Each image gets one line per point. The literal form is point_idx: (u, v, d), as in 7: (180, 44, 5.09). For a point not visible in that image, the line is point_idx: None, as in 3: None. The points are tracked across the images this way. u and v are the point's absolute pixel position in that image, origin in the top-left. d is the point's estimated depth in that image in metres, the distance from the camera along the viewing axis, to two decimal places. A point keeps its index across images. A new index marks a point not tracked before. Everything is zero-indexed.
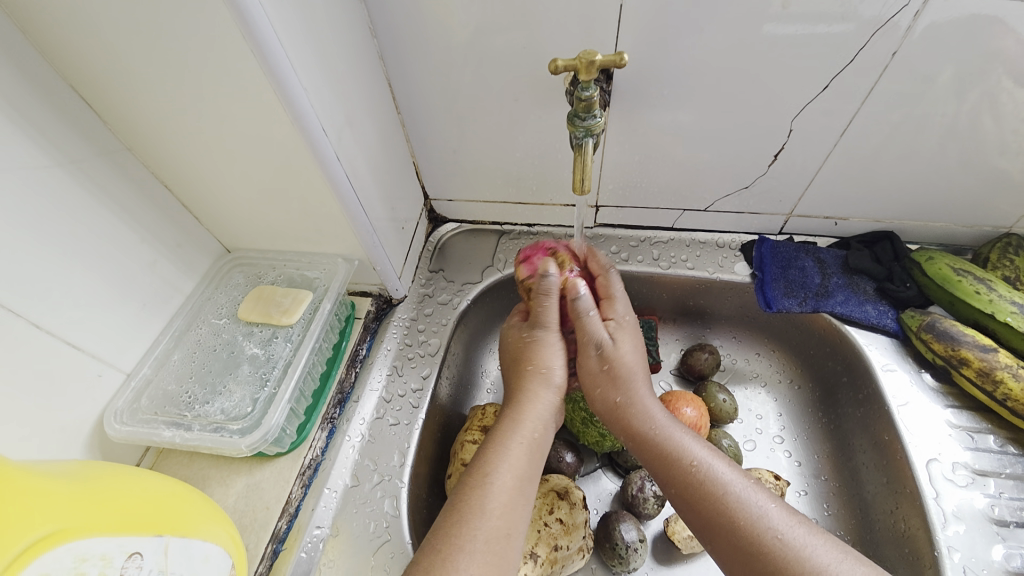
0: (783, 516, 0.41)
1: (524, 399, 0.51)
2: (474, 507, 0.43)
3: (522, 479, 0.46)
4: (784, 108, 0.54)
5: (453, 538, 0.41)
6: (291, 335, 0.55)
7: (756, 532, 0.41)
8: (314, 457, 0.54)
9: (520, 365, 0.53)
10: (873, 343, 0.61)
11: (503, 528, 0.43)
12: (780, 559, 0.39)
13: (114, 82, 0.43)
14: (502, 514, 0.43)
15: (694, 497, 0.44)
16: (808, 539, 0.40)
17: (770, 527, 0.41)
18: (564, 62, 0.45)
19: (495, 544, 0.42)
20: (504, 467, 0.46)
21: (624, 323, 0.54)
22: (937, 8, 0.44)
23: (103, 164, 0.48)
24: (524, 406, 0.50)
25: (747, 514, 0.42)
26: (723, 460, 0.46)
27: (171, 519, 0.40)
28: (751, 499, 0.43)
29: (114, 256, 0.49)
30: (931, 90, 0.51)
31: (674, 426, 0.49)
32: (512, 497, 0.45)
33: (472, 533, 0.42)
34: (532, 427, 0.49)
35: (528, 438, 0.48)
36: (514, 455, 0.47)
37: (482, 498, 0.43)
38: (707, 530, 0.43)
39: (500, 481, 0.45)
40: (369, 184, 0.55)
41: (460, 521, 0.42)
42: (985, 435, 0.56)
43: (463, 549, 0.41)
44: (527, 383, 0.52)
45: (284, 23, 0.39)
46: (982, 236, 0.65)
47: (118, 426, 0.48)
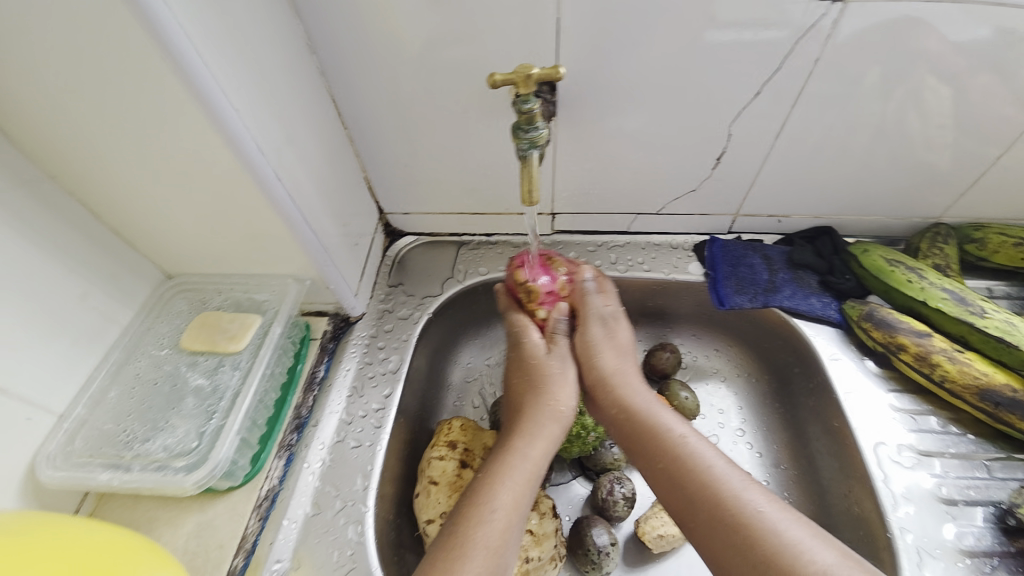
0: (760, 495, 0.43)
1: (526, 424, 0.52)
2: (473, 532, 0.43)
3: (522, 504, 0.46)
4: (723, 112, 0.56)
5: (451, 565, 0.41)
6: (239, 362, 0.53)
7: (737, 507, 0.42)
8: (271, 488, 0.52)
9: (528, 391, 0.55)
10: (819, 334, 0.64)
11: (501, 558, 0.43)
12: (758, 534, 0.40)
13: (26, 106, 0.40)
14: (501, 532, 0.44)
15: (676, 476, 0.46)
16: (779, 514, 0.42)
17: (749, 502, 0.42)
18: (502, 76, 0.45)
19: (488, 560, 0.42)
20: (503, 488, 0.47)
21: (620, 313, 0.60)
22: (853, 14, 0.47)
23: (21, 192, 0.44)
24: (526, 429, 0.51)
25: (726, 490, 0.43)
26: (706, 444, 0.48)
27: (110, 569, 0.38)
28: (731, 478, 0.44)
29: (39, 289, 0.46)
30: (856, 91, 0.54)
31: (659, 412, 0.51)
32: (511, 515, 0.45)
33: (467, 553, 0.42)
34: (537, 454, 0.50)
35: (531, 462, 0.49)
36: (516, 479, 0.48)
37: (482, 531, 0.44)
38: (688, 513, 0.44)
39: (500, 518, 0.45)
40: (317, 202, 0.54)
41: (459, 553, 0.42)
42: (928, 416, 0.59)
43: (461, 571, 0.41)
44: (533, 413, 0.53)
45: (209, 40, 0.38)
46: (913, 226, 0.69)
47: (50, 472, 0.45)
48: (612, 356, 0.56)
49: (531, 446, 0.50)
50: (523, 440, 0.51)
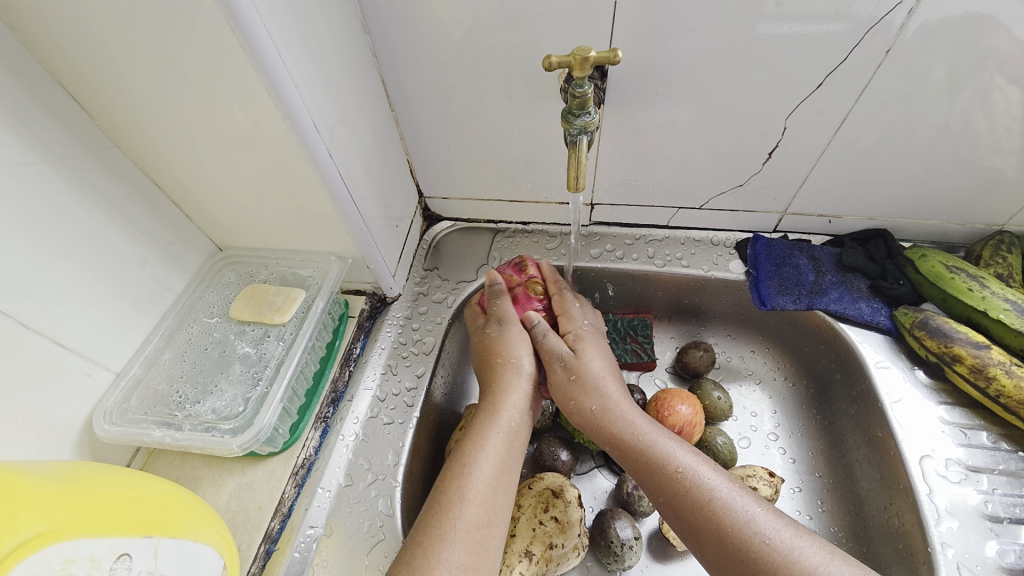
0: (769, 519, 0.41)
1: (501, 389, 0.53)
2: (455, 496, 0.44)
3: (505, 468, 0.48)
4: (778, 106, 0.54)
5: (438, 530, 0.42)
6: (283, 334, 0.55)
7: (743, 537, 0.41)
8: (307, 456, 0.54)
9: (489, 358, 0.56)
10: (866, 341, 0.61)
11: (487, 516, 0.44)
12: (770, 564, 0.39)
13: (103, 79, 0.42)
14: (484, 502, 0.45)
15: (675, 505, 0.44)
16: (794, 541, 0.40)
17: (757, 531, 0.41)
18: (558, 58, 0.44)
19: (478, 531, 0.43)
20: (485, 457, 0.47)
21: (585, 333, 0.58)
22: (929, 7, 0.44)
23: (92, 160, 0.47)
24: (505, 391, 0.53)
25: (731, 520, 0.42)
26: (704, 463, 0.46)
27: (161, 520, 0.40)
28: (736, 504, 0.43)
29: (104, 254, 0.49)
30: (923, 88, 0.51)
31: (656, 433, 0.49)
32: (495, 484, 0.46)
33: (454, 521, 0.43)
34: (512, 415, 0.51)
35: (509, 427, 0.50)
36: (496, 447, 0.48)
37: (465, 488, 0.45)
38: (692, 537, 0.43)
39: (482, 478, 0.46)
40: (363, 181, 0.55)
41: (448, 507, 0.44)
42: (978, 431, 0.56)
43: (447, 534, 0.42)
44: (504, 385, 0.53)
45: (274, 18, 0.39)
46: (974, 233, 0.65)
47: (107, 427, 0.48)
48: (594, 364, 0.54)
49: (510, 415, 0.51)
50: (502, 409, 0.51)
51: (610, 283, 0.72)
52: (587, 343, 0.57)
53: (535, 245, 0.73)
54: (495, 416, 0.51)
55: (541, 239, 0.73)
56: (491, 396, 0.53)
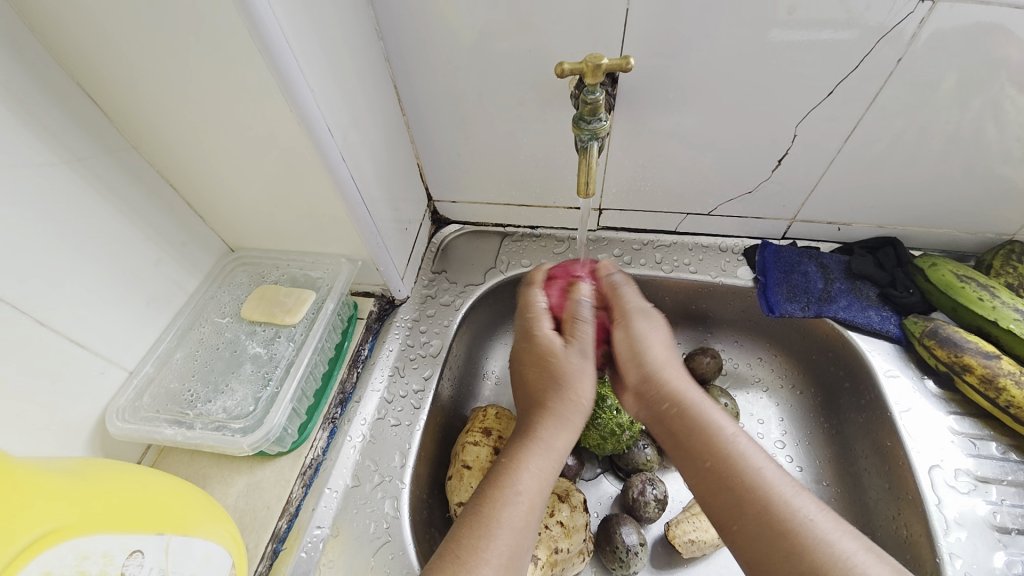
0: (809, 505, 0.40)
1: (553, 405, 0.48)
2: (498, 520, 0.42)
3: (547, 490, 0.45)
4: (788, 113, 0.54)
5: (480, 551, 0.40)
6: (294, 335, 0.55)
7: (783, 514, 0.39)
8: (315, 457, 0.54)
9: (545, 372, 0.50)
10: (875, 349, 0.61)
11: (524, 538, 0.42)
12: (806, 542, 0.38)
13: (122, 81, 0.43)
14: (524, 523, 0.42)
15: (724, 480, 0.42)
16: (834, 528, 0.38)
17: (797, 512, 0.39)
18: (569, 66, 0.45)
19: (513, 552, 0.41)
20: (530, 477, 0.44)
21: (642, 309, 0.54)
22: (941, 16, 0.45)
23: (109, 161, 0.48)
24: (557, 410, 0.48)
25: (778, 496, 0.40)
26: (755, 446, 0.44)
27: (173, 517, 0.40)
28: (783, 485, 0.41)
29: (120, 254, 0.49)
30: (934, 97, 0.51)
31: (708, 403, 0.47)
32: (536, 506, 0.43)
33: (492, 542, 0.41)
34: (566, 437, 0.47)
35: (560, 451, 0.47)
36: (541, 467, 0.45)
37: (508, 513, 0.42)
38: (730, 508, 0.41)
39: (526, 498, 0.43)
40: (374, 185, 0.55)
41: (484, 533, 0.41)
42: (987, 442, 0.56)
43: (487, 562, 0.40)
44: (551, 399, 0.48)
45: (292, 24, 0.40)
46: (985, 243, 0.65)
47: (120, 424, 0.48)
48: (660, 350, 0.51)
49: (555, 434, 0.47)
50: (550, 429, 0.47)
51: None
52: (643, 318, 0.53)
53: (542, 249, 0.73)
54: (544, 433, 0.47)
55: (549, 243, 0.73)
56: (543, 414, 0.48)
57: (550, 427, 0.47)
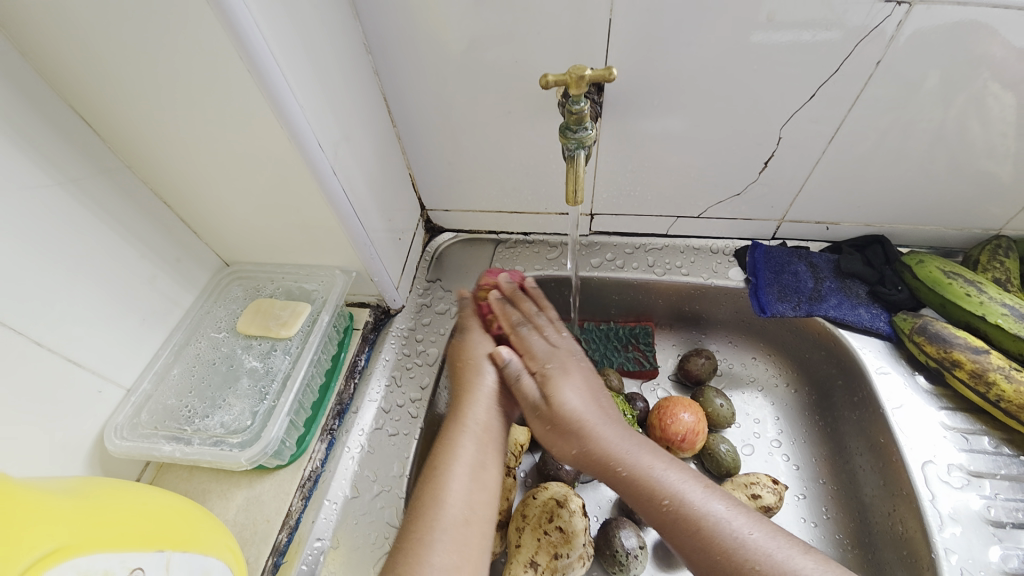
0: (733, 517, 0.42)
1: (470, 390, 0.53)
2: (433, 507, 0.44)
3: (482, 468, 0.47)
4: (772, 116, 0.55)
5: (421, 538, 0.42)
6: (289, 348, 0.56)
7: (705, 526, 0.42)
8: (313, 469, 0.55)
9: (458, 375, 0.55)
10: (867, 346, 0.62)
11: (469, 518, 0.44)
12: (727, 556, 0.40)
13: (114, 103, 0.44)
14: (464, 505, 0.44)
15: (667, 527, 0.43)
16: (781, 549, 0.40)
17: (748, 556, 0.40)
18: (554, 77, 0.45)
19: (459, 530, 0.43)
20: (459, 460, 0.47)
21: (552, 369, 0.54)
22: (918, 17, 0.45)
23: (103, 181, 0.48)
24: (471, 392, 0.52)
25: (723, 542, 0.41)
26: (677, 472, 0.46)
27: (172, 534, 0.41)
28: (702, 503, 0.43)
29: (116, 271, 0.50)
30: (916, 95, 0.52)
31: (646, 454, 0.47)
32: (475, 485, 0.46)
33: (434, 526, 0.43)
34: (479, 411, 0.51)
35: (478, 424, 0.50)
36: (466, 449, 0.48)
37: (442, 495, 0.44)
38: (664, 529, 0.44)
39: (459, 484, 0.45)
40: (366, 197, 0.56)
41: (427, 523, 0.43)
42: (980, 436, 0.56)
43: (431, 548, 0.41)
44: (466, 390, 0.53)
45: (280, 42, 0.40)
46: (973, 238, 0.66)
47: (118, 442, 0.49)
48: (579, 397, 0.52)
49: (478, 410, 0.51)
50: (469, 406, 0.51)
51: (611, 292, 0.72)
52: (562, 377, 0.53)
53: (535, 255, 0.73)
54: (463, 418, 0.50)
55: (542, 249, 0.74)
56: (460, 399, 0.52)
57: (471, 415, 0.51)
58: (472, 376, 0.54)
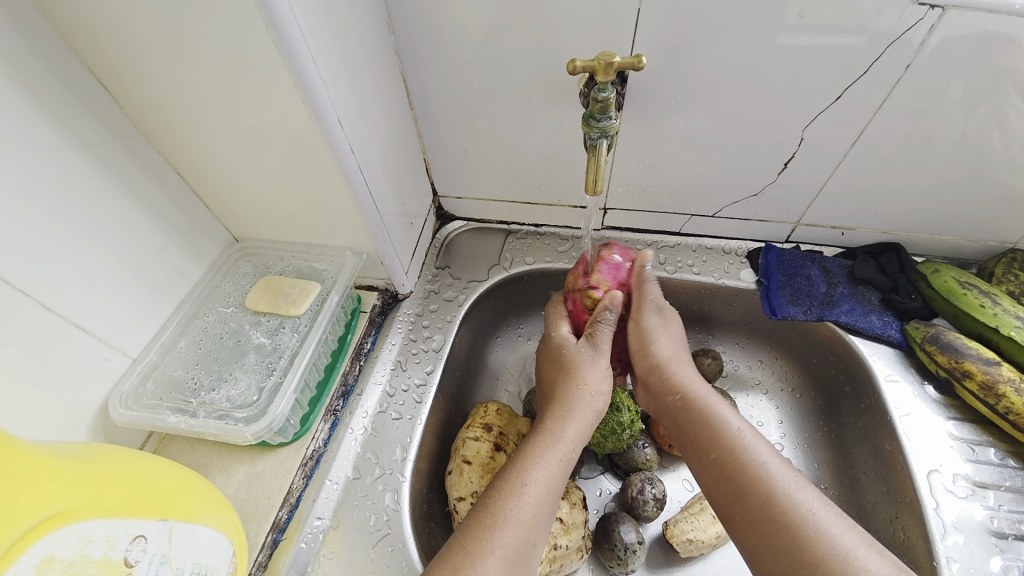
0: (809, 499, 0.42)
1: (568, 410, 0.51)
2: (504, 514, 0.43)
3: (555, 488, 0.46)
4: (794, 117, 0.55)
5: (483, 542, 0.41)
6: (298, 326, 0.56)
7: (790, 507, 0.41)
8: (316, 449, 0.54)
9: (564, 375, 0.54)
10: (876, 354, 0.61)
11: (529, 539, 0.43)
12: (808, 537, 0.40)
13: (133, 68, 0.43)
14: (530, 524, 0.43)
15: (728, 473, 0.45)
16: (834, 525, 0.40)
17: (802, 504, 0.41)
18: (582, 62, 0.45)
19: (518, 551, 0.42)
20: (531, 476, 0.45)
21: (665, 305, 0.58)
22: (950, 23, 0.45)
23: (118, 148, 0.48)
24: (566, 411, 0.51)
25: (780, 489, 0.42)
26: (761, 438, 0.46)
27: (177, 503, 0.41)
28: (784, 477, 0.43)
29: (128, 240, 0.50)
30: (940, 104, 0.51)
31: (715, 397, 0.50)
32: (545, 507, 0.44)
33: (501, 539, 0.41)
34: (574, 439, 0.49)
35: (566, 448, 0.48)
36: (549, 466, 0.46)
37: (515, 506, 0.43)
38: (733, 505, 0.44)
39: (533, 494, 0.44)
40: (381, 178, 0.55)
41: (490, 524, 0.42)
42: (986, 447, 0.56)
43: (492, 554, 0.40)
44: (572, 396, 0.51)
45: (308, 17, 0.40)
46: (987, 251, 0.65)
47: (122, 411, 0.49)
48: (666, 346, 0.55)
49: (566, 427, 0.49)
50: (560, 422, 0.50)
51: None
52: (658, 324, 0.56)
53: (546, 247, 0.73)
54: (545, 436, 0.49)
55: (552, 241, 0.73)
56: (557, 415, 0.50)
57: (551, 431, 0.49)
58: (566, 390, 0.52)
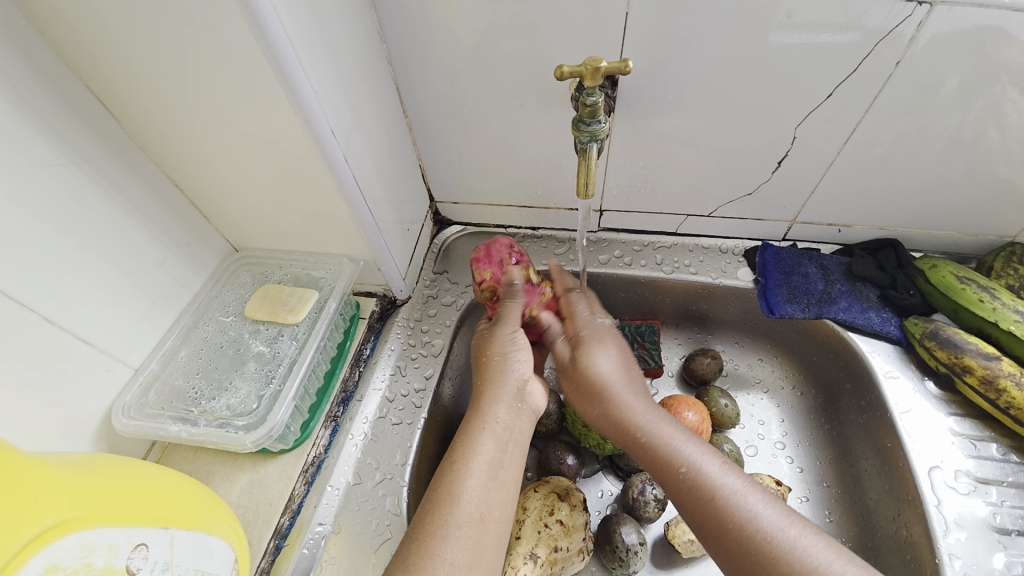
0: (775, 516, 0.41)
1: (500, 392, 0.51)
2: (450, 497, 0.43)
3: (498, 469, 0.46)
4: (786, 115, 0.55)
5: (434, 529, 0.41)
6: (296, 333, 0.56)
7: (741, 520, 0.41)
8: (317, 455, 0.55)
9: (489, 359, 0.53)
10: (876, 350, 0.61)
11: (485, 514, 0.43)
12: (766, 551, 0.39)
13: (129, 84, 0.44)
14: (478, 502, 0.43)
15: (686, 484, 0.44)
16: (797, 536, 0.40)
17: (761, 529, 0.40)
18: (569, 69, 0.45)
19: (474, 527, 0.42)
20: (476, 457, 0.45)
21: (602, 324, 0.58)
22: (939, 18, 0.45)
23: (117, 162, 0.49)
24: (499, 393, 0.50)
25: (735, 505, 0.42)
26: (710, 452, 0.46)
27: (178, 511, 0.41)
28: (738, 493, 0.42)
29: (128, 252, 0.50)
30: (933, 99, 0.51)
31: (656, 410, 0.50)
32: (491, 486, 0.44)
33: (449, 520, 0.41)
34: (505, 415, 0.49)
35: (501, 426, 0.48)
36: (486, 447, 0.46)
37: (461, 492, 0.43)
38: (693, 516, 0.43)
39: (478, 478, 0.44)
40: (376, 186, 0.56)
41: (440, 511, 0.42)
42: (988, 443, 0.55)
43: (444, 536, 0.41)
44: (506, 383, 0.51)
45: (298, 29, 0.40)
46: (987, 244, 0.65)
47: (125, 421, 0.49)
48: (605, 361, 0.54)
49: (502, 410, 0.49)
50: (497, 406, 0.50)
51: (618, 289, 0.72)
52: (594, 343, 0.55)
53: (543, 250, 0.73)
54: (484, 416, 0.49)
55: (549, 244, 0.73)
56: (488, 397, 0.50)
57: (492, 414, 0.49)
58: (499, 374, 0.52)
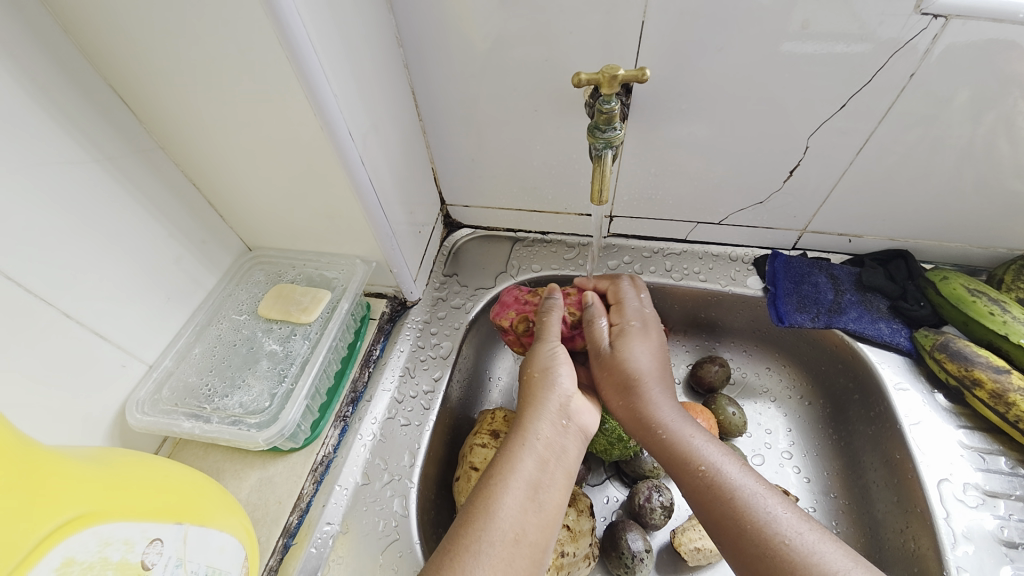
0: (792, 521, 0.41)
1: (540, 406, 0.49)
2: (485, 512, 0.42)
3: (536, 488, 0.45)
4: (799, 125, 0.55)
5: (466, 543, 0.41)
6: (309, 333, 0.57)
7: (763, 531, 0.41)
8: (326, 454, 0.55)
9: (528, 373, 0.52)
10: (885, 362, 0.61)
11: (519, 535, 0.42)
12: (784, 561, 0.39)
13: (152, 82, 0.45)
14: (514, 520, 0.42)
15: (705, 491, 0.44)
16: (816, 544, 0.39)
17: (778, 532, 0.40)
18: (587, 76, 0.46)
19: (507, 547, 0.41)
20: (513, 475, 0.44)
21: (635, 322, 0.55)
22: (954, 32, 0.45)
23: (137, 160, 0.49)
24: (540, 407, 0.49)
25: (756, 516, 0.41)
26: (732, 460, 0.46)
27: (192, 507, 0.41)
28: (759, 503, 0.42)
29: (145, 249, 0.51)
30: (946, 111, 0.51)
31: (684, 423, 0.48)
32: (528, 505, 0.43)
33: (483, 537, 0.41)
34: (547, 431, 0.48)
35: (542, 443, 0.47)
36: (526, 465, 0.45)
37: (496, 505, 0.43)
38: (715, 526, 0.43)
39: (517, 496, 0.43)
40: (390, 188, 0.56)
41: (476, 530, 0.42)
42: (996, 456, 0.55)
43: (480, 551, 0.40)
44: (545, 395, 0.49)
45: (319, 32, 0.41)
46: (997, 257, 0.65)
47: (139, 416, 0.50)
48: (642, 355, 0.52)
49: (542, 428, 0.48)
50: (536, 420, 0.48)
51: None
52: (635, 335, 0.54)
53: (552, 255, 0.74)
54: (528, 433, 0.47)
55: (559, 249, 0.74)
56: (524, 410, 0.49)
57: (532, 428, 0.47)
58: (541, 391, 0.50)
